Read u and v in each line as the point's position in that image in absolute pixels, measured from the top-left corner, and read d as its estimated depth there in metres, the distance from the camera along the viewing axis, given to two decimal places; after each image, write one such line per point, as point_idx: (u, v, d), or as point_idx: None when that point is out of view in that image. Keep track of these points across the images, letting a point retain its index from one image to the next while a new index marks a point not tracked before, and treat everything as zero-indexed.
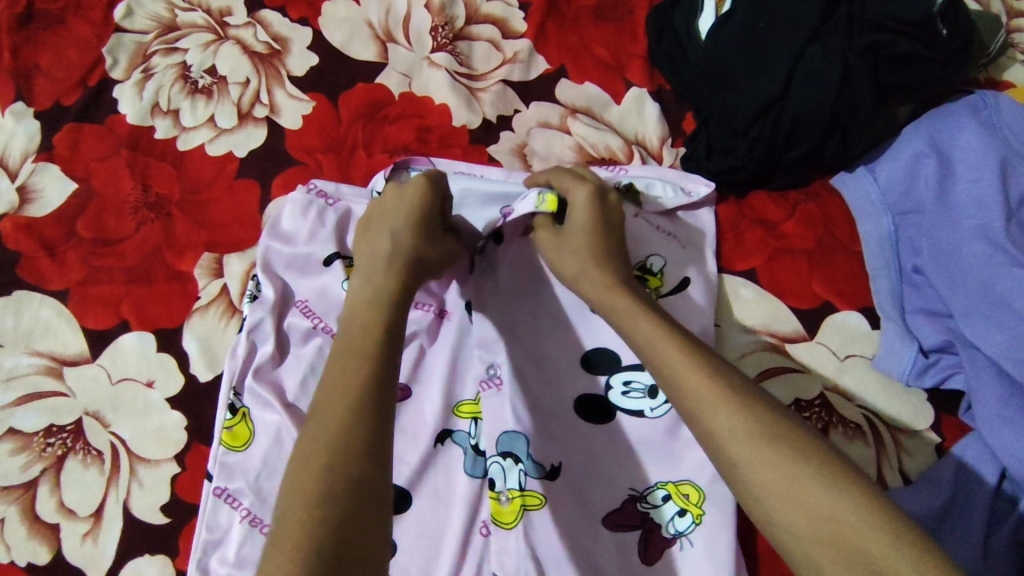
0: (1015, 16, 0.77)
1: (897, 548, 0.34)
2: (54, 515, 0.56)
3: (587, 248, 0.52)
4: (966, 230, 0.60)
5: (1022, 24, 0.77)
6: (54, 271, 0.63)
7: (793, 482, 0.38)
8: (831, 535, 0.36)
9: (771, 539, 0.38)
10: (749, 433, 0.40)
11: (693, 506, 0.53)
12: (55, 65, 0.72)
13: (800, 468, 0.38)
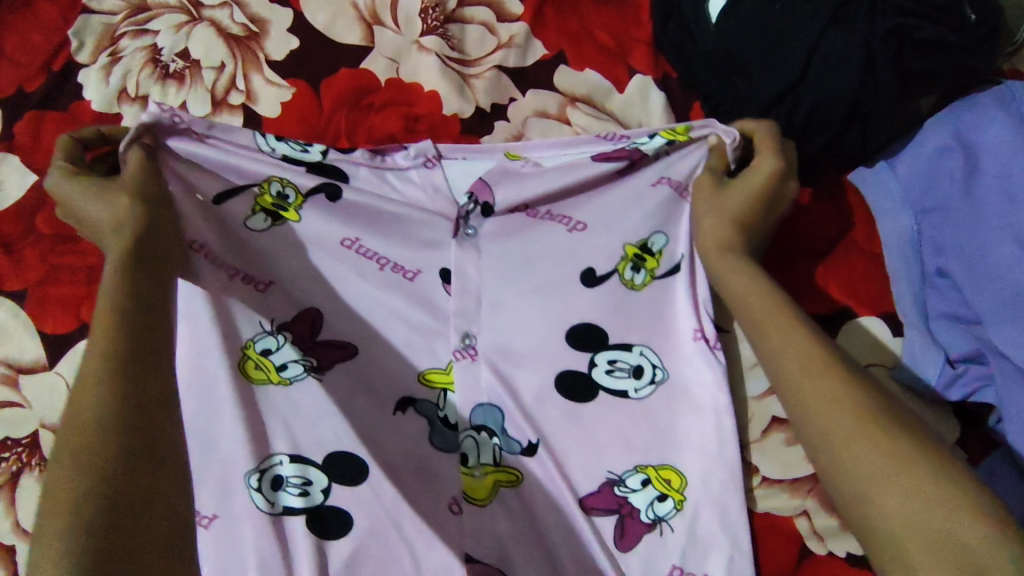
0: None
1: (1001, 546, 0.32)
2: (9, 536, 0.51)
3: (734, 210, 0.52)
4: (995, 229, 0.55)
5: None
6: (11, 270, 0.59)
7: (892, 463, 0.36)
8: (929, 525, 0.34)
9: (857, 524, 0.37)
10: (856, 407, 0.39)
11: (674, 492, 0.51)
12: (17, 49, 0.67)
13: (909, 450, 0.37)
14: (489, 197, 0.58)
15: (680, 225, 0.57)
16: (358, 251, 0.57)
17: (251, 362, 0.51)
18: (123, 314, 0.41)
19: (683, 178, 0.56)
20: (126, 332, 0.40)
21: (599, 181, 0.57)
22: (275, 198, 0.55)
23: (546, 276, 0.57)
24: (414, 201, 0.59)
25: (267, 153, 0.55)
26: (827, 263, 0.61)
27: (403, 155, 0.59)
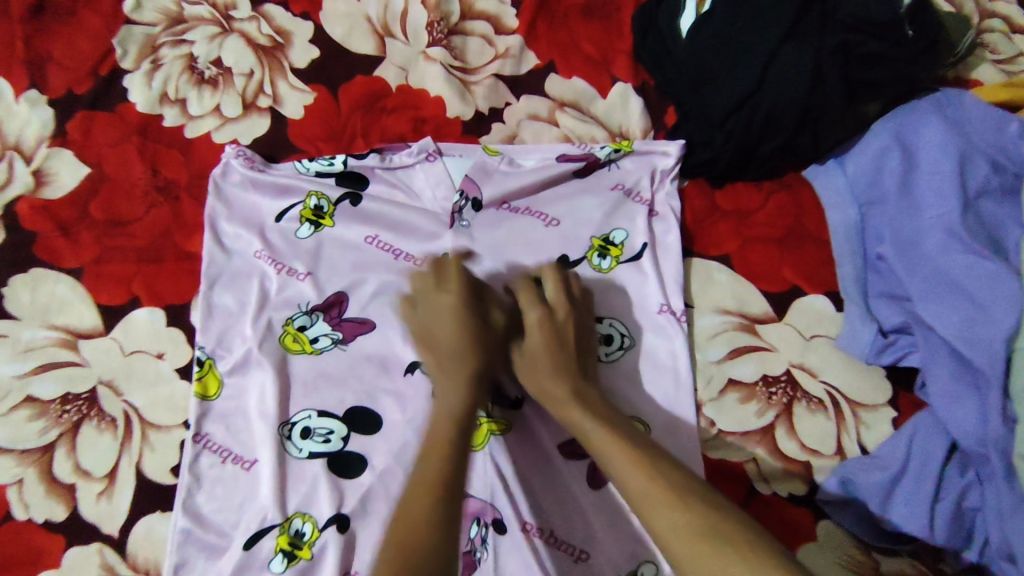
0: (987, 17, 0.82)
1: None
2: (70, 475, 0.60)
3: (545, 367, 0.57)
4: (927, 220, 0.64)
5: (993, 25, 0.81)
6: (68, 250, 0.67)
7: (717, 549, 0.42)
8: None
9: None
10: (664, 490, 0.46)
11: None
12: (66, 54, 0.74)
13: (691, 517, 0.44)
14: (477, 193, 0.68)
15: (637, 222, 0.68)
16: (376, 245, 0.67)
17: (290, 336, 0.63)
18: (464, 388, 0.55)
19: (637, 181, 0.69)
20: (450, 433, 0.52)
21: (564, 178, 0.70)
22: (313, 209, 0.67)
23: (527, 263, 0.67)
24: (420, 197, 0.69)
25: (304, 174, 0.68)
26: (782, 249, 0.69)
27: (407, 153, 0.70)
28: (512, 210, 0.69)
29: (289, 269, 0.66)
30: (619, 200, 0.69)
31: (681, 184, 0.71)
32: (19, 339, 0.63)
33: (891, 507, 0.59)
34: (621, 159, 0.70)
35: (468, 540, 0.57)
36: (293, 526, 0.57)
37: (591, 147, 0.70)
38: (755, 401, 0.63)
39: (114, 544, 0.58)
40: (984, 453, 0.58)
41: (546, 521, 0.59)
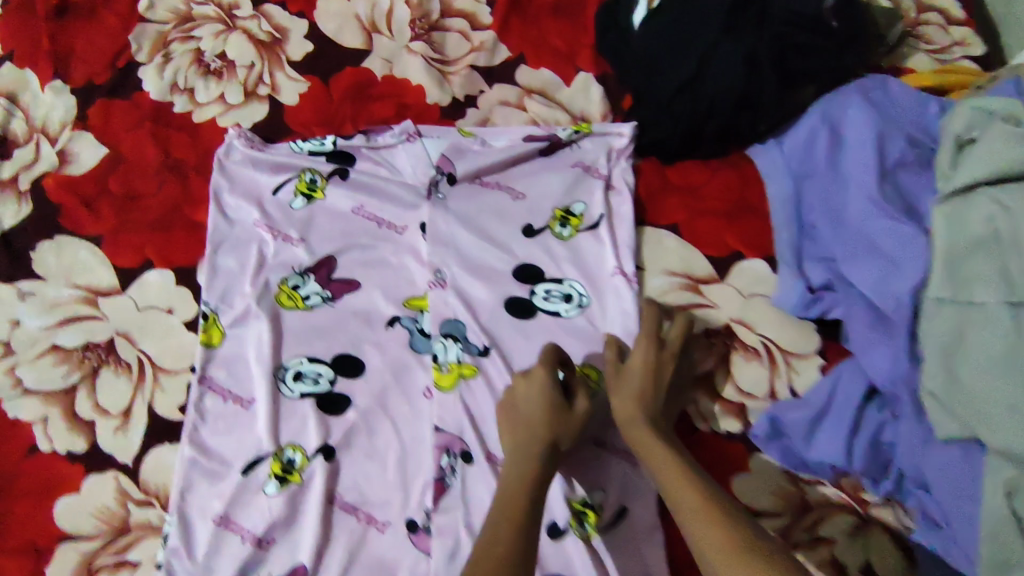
0: (924, 12, 0.89)
1: None
2: (90, 413, 0.68)
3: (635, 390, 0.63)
4: (851, 190, 0.71)
5: (929, 19, 0.89)
6: (89, 219, 0.75)
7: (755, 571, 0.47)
8: None
9: None
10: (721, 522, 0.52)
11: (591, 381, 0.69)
12: (87, 49, 0.83)
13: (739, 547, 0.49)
14: (451, 168, 0.76)
15: (594, 195, 0.77)
16: (363, 215, 0.75)
17: (285, 294, 0.72)
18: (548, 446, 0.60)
19: (596, 159, 0.78)
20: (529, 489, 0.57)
21: (530, 156, 0.78)
22: (308, 183, 0.76)
23: (496, 230, 0.75)
24: (401, 173, 0.77)
25: (298, 153, 0.77)
26: (726, 219, 0.77)
27: (389, 135, 0.78)
28: (484, 184, 0.77)
29: (284, 235, 0.74)
30: (579, 175, 0.77)
31: (636, 163, 0.79)
32: (46, 297, 0.72)
33: (814, 438, 0.67)
34: (581, 140, 0.78)
35: (439, 467, 0.66)
36: (285, 455, 0.65)
37: (555, 129, 0.79)
38: (698, 350, 0.71)
39: (128, 472, 0.66)
40: (896, 392, 0.66)
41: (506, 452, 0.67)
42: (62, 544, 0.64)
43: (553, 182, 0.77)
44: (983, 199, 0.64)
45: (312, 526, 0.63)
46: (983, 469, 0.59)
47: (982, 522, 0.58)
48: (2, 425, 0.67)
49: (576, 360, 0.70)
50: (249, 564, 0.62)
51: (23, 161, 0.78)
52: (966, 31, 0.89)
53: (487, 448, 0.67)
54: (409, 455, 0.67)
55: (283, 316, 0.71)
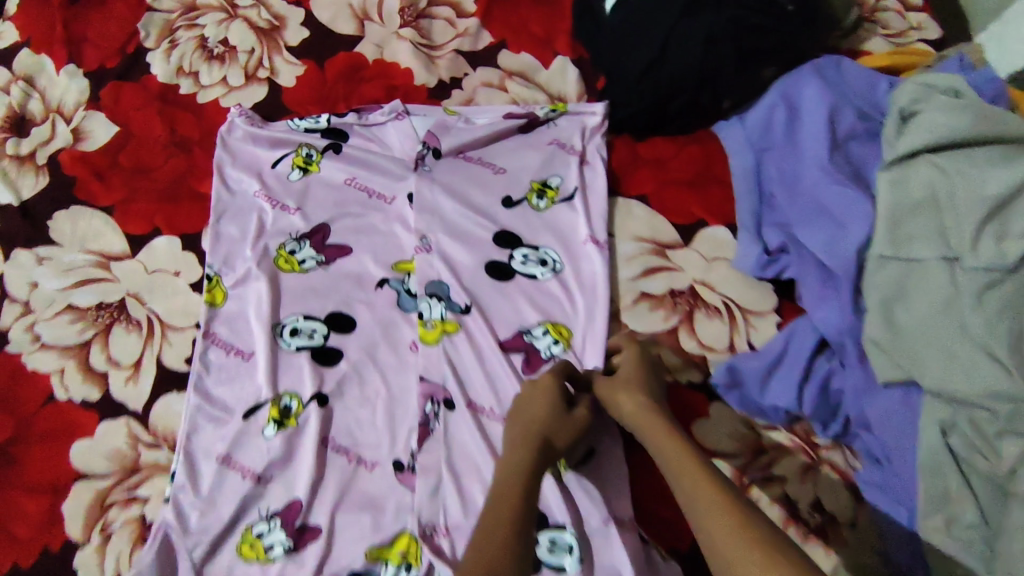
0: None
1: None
2: (103, 366, 0.74)
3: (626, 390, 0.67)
4: (805, 160, 0.77)
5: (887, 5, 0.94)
6: (101, 191, 0.81)
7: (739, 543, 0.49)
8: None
9: None
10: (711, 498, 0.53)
11: (564, 337, 0.75)
12: (99, 36, 0.89)
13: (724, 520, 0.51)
14: (437, 143, 0.82)
15: (569, 169, 0.82)
16: (354, 186, 0.81)
17: (282, 259, 0.77)
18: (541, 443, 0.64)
19: (571, 136, 0.84)
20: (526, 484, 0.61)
21: (510, 133, 0.84)
22: (303, 157, 0.82)
23: (478, 199, 0.81)
24: (390, 148, 0.83)
25: (295, 130, 0.83)
26: (691, 190, 0.83)
27: (379, 113, 0.84)
28: (467, 158, 0.83)
29: (282, 205, 0.80)
30: (555, 150, 0.83)
31: (609, 139, 0.85)
32: (62, 261, 0.78)
33: (768, 386, 0.72)
34: (558, 118, 0.84)
35: (424, 412, 0.71)
36: (282, 402, 0.71)
37: (533, 108, 0.85)
38: (663, 308, 0.77)
39: (138, 419, 0.72)
40: (842, 342, 0.71)
41: (485, 400, 0.73)
42: (78, 482, 0.70)
43: (532, 157, 0.83)
44: (923, 163, 0.70)
45: (307, 465, 0.69)
46: (920, 406, 0.66)
47: (921, 458, 0.65)
48: (22, 376, 0.73)
49: (551, 318, 0.76)
50: (249, 499, 0.68)
51: (40, 139, 0.84)
52: (922, 16, 0.94)
53: (468, 397, 0.73)
54: (396, 403, 0.73)
55: (280, 278, 0.77)
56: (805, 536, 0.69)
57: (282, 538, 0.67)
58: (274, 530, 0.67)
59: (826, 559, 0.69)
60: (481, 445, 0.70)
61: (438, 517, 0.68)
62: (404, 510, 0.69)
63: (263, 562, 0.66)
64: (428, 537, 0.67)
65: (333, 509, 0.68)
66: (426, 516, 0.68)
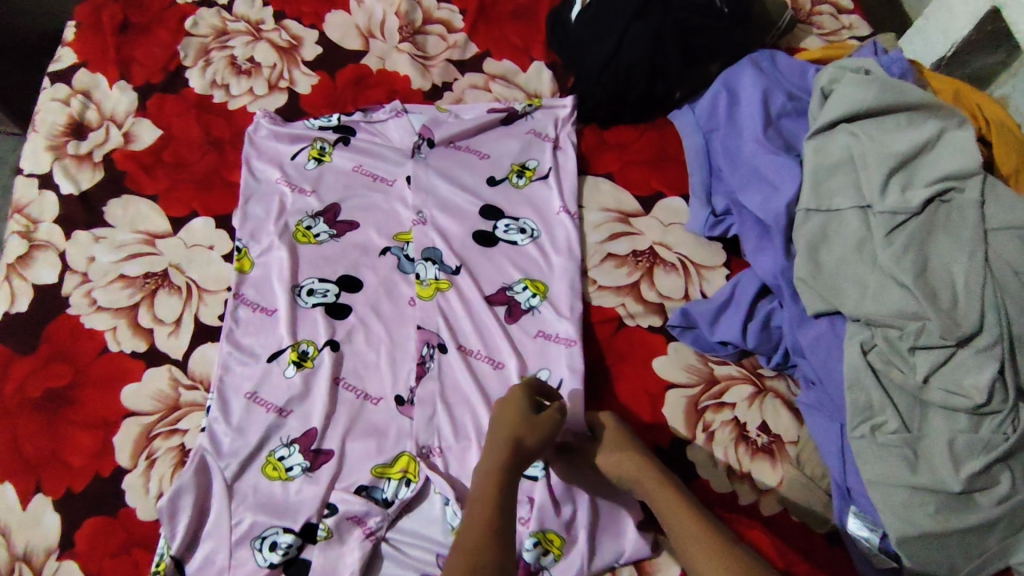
0: (818, 4, 1.09)
1: None
2: (149, 323, 0.87)
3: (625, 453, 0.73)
4: (745, 137, 0.90)
5: (822, 10, 1.08)
6: (148, 182, 0.96)
7: None
8: None
9: None
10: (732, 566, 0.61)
11: (539, 291, 0.87)
12: (146, 57, 1.06)
13: None
14: (430, 135, 0.96)
15: (544, 153, 0.96)
16: (361, 172, 0.95)
17: (301, 233, 0.91)
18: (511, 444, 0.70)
19: (545, 127, 0.97)
20: (500, 487, 0.68)
21: (494, 125, 0.98)
22: (318, 150, 0.96)
23: (466, 179, 0.94)
24: (391, 141, 0.98)
25: (311, 128, 0.97)
26: (651, 168, 0.96)
27: (381, 112, 0.99)
28: (457, 147, 0.97)
29: (300, 188, 0.94)
30: (532, 139, 0.97)
31: (579, 130, 0.99)
32: (115, 239, 0.92)
33: (718, 326, 0.84)
34: (534, 112, 0.98)
35: (421, 354, 0.83)
36: (301, 347, 0.84)
37: (513, 105, 0.99)
38: (627, 266, 0.89)
39: (179, 366, 0.85)
40: (779, 285, 0.82)
41: (473, 345, 0.84)
42: (127, 418, 0.82)
43: (512, 145, 0.96)
44: (841, 134, 0.82)
45: (321, 399, 0.81)
46: (844, 330, 0.77)
47: (846, 376, 0.75)
48: (81, 333, 0.86)
49: (529, 276, 0.88)
50: (272, 428, 0.80)
51: (96, 142, 0.99)
52: (854, 17, 1.08)
53: (457, 341, 0.84)
54: (398, 349, 0.85)
55: (298, 249, 0.90)
56: (753, 454, 0.79)
57: (300, 460, 0.78)
58: (293, 453, 0.79)
59: (773, 470, 0.79)
60: (469, 380, 0.82)
61: (433, 440, 0.80)
62: (404, 436, 0.80)
63: (284, 480, 0.77)
64: (424, 456, 0.79)
65: (343, 436, 0.80)
66: (423, 439, 0.80)
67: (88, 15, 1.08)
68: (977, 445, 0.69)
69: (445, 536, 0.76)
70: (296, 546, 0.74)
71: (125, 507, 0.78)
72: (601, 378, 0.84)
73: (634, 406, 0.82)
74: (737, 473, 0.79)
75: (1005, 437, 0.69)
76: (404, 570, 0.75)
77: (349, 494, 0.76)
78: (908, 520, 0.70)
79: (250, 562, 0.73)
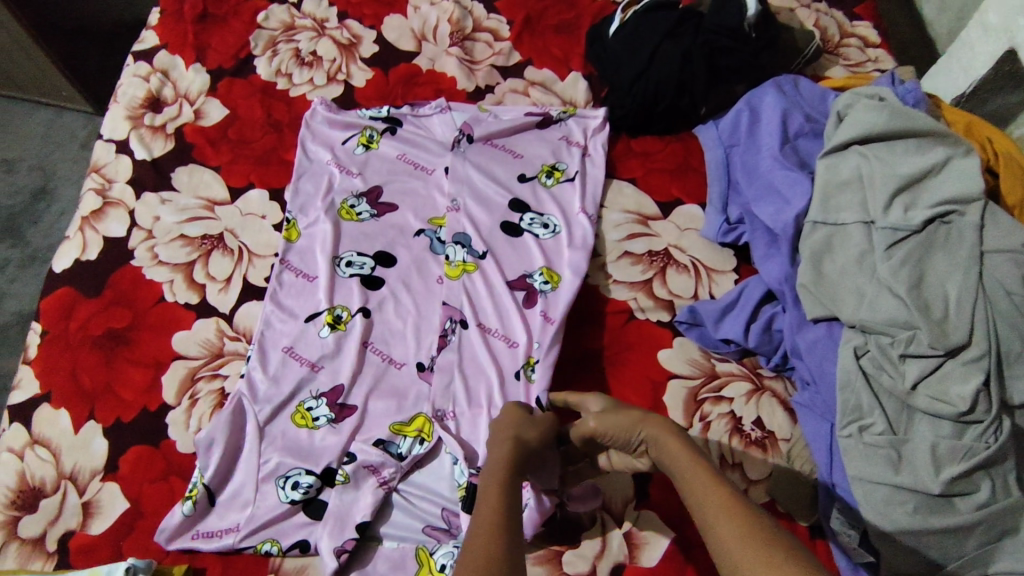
0: (846, 37, 1.15)
1: None
2: (202, 279, 0.96)
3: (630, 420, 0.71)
4: (763, 153, 0.96)
5: (850, 43, 1.14)
6: (212, 154, 1.05)
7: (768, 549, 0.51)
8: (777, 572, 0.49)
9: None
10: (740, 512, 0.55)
11: (554, 280, 0.94)
12: (220, 44, 1.16)
13: (752, 527, 0.54)
14: (470, 132, 1.04)
15: (573, 158, 1.03)
16: (404, 160, 1.04)
17: (345, 210, 0.99)
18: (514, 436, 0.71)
19: (577, 135, 1.05)
20: (511, 462, 0.67)
21: (529, 128, 1.06)
22: (367, 137, 1.05)
23: (498, 173, 1.02)
24: (435, 134, 1.06)
25: (362, 117, 1.06)
26: (673, 177, 1.02)
27: (427, 108, 1.07)
28: (493, 145, 1.05)
29: (348, 170, 1.03)
30: (563, 144, 1.04)
31: (609, 143, 1.06)
32: (179, 202, 1.02)
33: (723, 325, 0.89)
34: (568, 119, 1.06)
35: (443, 327, 0.91)
36: (336, 312, 0.92)
37: (548, 109, 1.07)
38: (641, 265, 0.96)
39: (225, 319, 0.94)
40: (784, 291, 0.88)
41: (491, 322, 0.91)
42: (176, 361, 0.91)
43: (544, 147, 1.04)
44: (852, 155, 0.88)
45: (350, 359, 0.88)
46: (839, 335, 0.82)
47: (838, 378, 0.80)
48: (142, 282, 0.96)
49: (548, 266, 0.95)
50: (303, 381, 0.87)
51: (170, 115, 1.09)
52: (880, 51, 1.14)
53: (477, 318, 0.91)
54: (424, 321, 0.92)
55: (341, 224, 0.98)
56: (747, 447, 0.84)
57: (327, 412, 0.86)
58: (321, 405, 0.86)
59: (763, 464, 0.83)
60: (486, 355, 0.89)
61: (448, 405, 0.86)
62: (422, 399, 0.87)
63: (310, 429, 0.85)
64: (439, 419, 0.85)
65: (367, 394, 0.87)
66: (439, 403, 0.86)
67: (173, 4, 1.20)
68: (959, 451, 0.73)
69: (452, 493, 0.82)
70: (316, 487, 0.81)
71: (167, 439, 0.86)
72: (609, 364, 0.90)
73: (638, 391, 0.87)
74: (729, 463, 0.83)
75: (987, 445, 0.72)
76: (411, 519, 0.81)
77: (368, 445, 0.83)
78: (887, 515, 0.74)
79: (274, 497, 0.81)
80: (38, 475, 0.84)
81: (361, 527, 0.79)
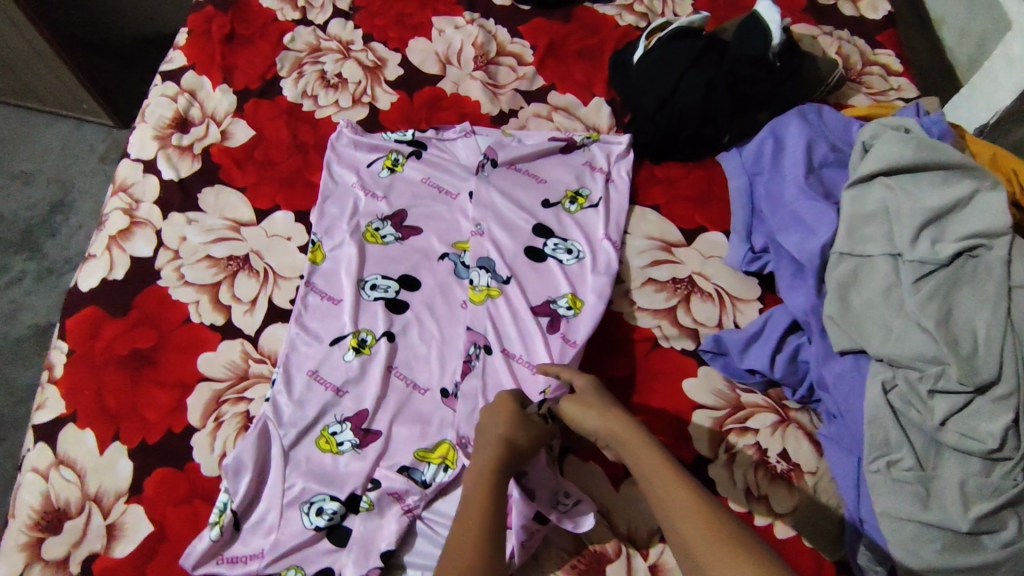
0: (868, 65, 1.16)
1: None
2: (229, 301, 0.96)
3: (602, 416, 0.75)
4: (788, 182, 0.96)
5: (872, 70, 1.15)
6: (239, 175, 1.06)
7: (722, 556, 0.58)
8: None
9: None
10: (698, 515, 0.62)
11: (576, 304, 0.94)
12: (247, 66, 1.18)
13: (707, 531, 0.60)
14: (495, 156, 1.05)
15: (597, 183, 1.04)
16: (428, 184, 1.05)
17: (370, 233, 1.00)
18: (495, 436, 0.76)
19: (601, 160, 1.05)
20: (493, 466, 0.73)
21: (553, 152, 1.06)
22: (392, 160, 1.06)
23: (522, 198, 1.02)
24: (459, 158, 1.07)
25: (387, 140, 1.07)
26: (696, 204, 1.03)
27: (451, 132, 1.08)
28: (517, 169, 1.05)
29: (373, 193, 1.03)
30: (586, 169, 1.05)
31: (634, 170, 1.06)
32: (205, 223, 1.02)
33: (748, 355, 0.89)
34: (591, 144, 1.07)
35: (468, 353, 0.90)
36: (360, 335, 0.92)
37: (572, 135, 1.08)
38: (666, 292, 0.96)
39: (250, 341, 0.94)
40: (810, 322, 0.88)
41: (514, 346, 0.92)
42: (201, 382, 0.91)
43: (567, 172, 1.05)
44: (879, 185, 0.88)
45: (375, 383, 0.89)
46: (867, 367, 0.82)
47: (866, 413, 0.79)
48: (168, 303, 0.96)
49: (571, 292, 0.95)
50: (329, 405, 0.87)
51: (197, 135, 1.10)
52: (903, 80, 1.14)
53: (501, 343, 0.91)
54: (448, 346, 0.92)
55: (366, 247, 0.99)
56: (772, 479, 0.83)
57: (351, 437, 0.86)
58: (345, 430, 0.86)
59: (789, 496, 0.82)
60: (510, 380, 0.89)
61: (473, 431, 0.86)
62: (446, 425, 0.87)
63: (334, 454, 0.85)
64: (464, 446, 0.85)
65: (392, 419, 0.87)
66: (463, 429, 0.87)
67: (200, 24, 1.21)
68: (987, 488, 0.73)
69: None
70: (340, 514, 0.81)
71: (191, 463, 0.86)
72: (634, 392, 0.89)
73: (663, 421, 0.87)
74: (754, 495, 0.82)
75: (1015, 483, 0.72)
76: (434, 548, 0.81)
77: (392, 472, 0.83)
78: (915, 553, 0.73)
79: (298, 523, 0.81)
80: (63, 497, 0.84)
81: (385, 554, 0.79)
